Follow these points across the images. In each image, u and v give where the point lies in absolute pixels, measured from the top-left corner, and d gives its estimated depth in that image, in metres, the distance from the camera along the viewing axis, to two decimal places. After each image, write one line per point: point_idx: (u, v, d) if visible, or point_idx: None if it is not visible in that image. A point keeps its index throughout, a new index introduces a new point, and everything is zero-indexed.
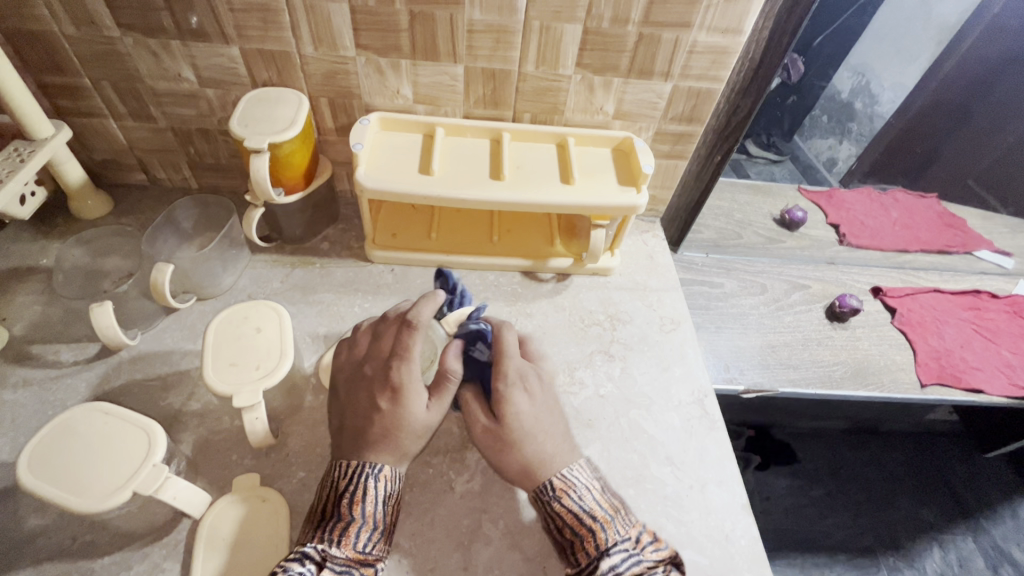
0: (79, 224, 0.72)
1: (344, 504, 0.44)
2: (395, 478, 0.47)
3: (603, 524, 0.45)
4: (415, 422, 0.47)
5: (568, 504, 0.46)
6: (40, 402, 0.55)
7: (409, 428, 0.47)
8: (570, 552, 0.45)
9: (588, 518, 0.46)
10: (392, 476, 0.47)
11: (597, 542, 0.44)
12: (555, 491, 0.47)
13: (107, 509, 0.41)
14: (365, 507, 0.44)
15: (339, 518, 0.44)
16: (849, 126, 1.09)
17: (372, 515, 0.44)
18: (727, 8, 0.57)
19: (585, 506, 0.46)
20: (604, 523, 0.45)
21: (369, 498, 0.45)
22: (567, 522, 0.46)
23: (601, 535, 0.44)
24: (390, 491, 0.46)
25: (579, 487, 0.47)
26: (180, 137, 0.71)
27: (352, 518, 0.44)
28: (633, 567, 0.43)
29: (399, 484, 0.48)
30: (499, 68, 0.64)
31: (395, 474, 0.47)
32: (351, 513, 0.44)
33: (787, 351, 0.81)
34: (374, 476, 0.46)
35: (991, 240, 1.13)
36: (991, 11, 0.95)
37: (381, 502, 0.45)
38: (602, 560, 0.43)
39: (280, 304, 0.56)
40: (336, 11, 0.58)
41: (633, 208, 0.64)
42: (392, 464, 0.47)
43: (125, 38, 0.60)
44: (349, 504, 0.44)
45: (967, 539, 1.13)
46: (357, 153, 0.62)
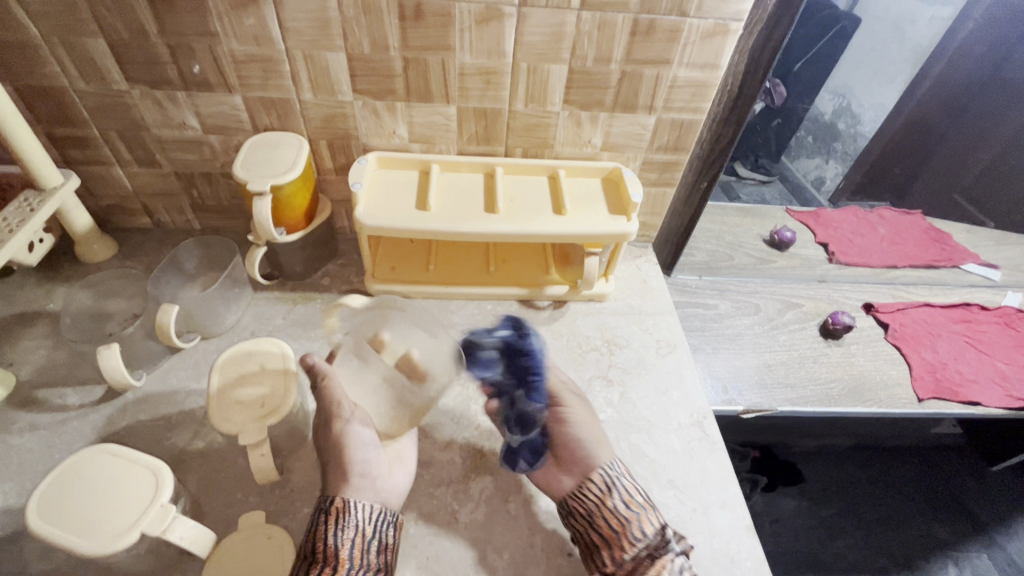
0: (85, 268, 0.74)
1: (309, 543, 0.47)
2: (349, 507, 0.48)
3: (648, 507, 0.52)
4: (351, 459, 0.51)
5: (632, 485, 0.53)
6: (46, 446, 0.56)
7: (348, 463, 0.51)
8: (629, 533, 0.50)
9: (640, 500, 0.53)
10: (343, 507, 0.49)
11: (655, 520, 0.51)
12: (615, 476, 0.53)
13: (113, 552, 0.41)
14: (320, 542, 0.46)
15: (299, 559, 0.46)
16: (834, 146, 1.10)
17: (331, 550, 0.46)
18: (704, 45, 0.61)
19: (634, 490, 0.53)
20: (648, 506, 0.53)
21: (322, 533, 0.47)
22: (617, 510, 0.51)
23: (655, 513, 0.52)
24: (348, 522, 0.48)
25: (625, 476, 0.55)
26: (184, 181, 0.73)
27: (307, 558, 0.46)
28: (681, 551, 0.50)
29: (362, 515, 0.49)
30: (490, 107, 0.67)
31: (348, 504, 0.49)
32: (307, 552, 0.46)
33: (784, 370, 0.82)
34: (325, 510, 0.48)
35: (976, 253, 1.16)
36: (956, 41, 1.00)
37: (336, 535, 0.47)
38: (666, 533, 0.50)
39: (282, 341, 0.57)
40: (334, 59, 0.61)
41: (625, 235, 0.66)
42: (344, 496, 0.49)
43: (133, 91, 0.63)
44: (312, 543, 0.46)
45: (982, 555, 1.11)
46: (356, 191, 0.64)
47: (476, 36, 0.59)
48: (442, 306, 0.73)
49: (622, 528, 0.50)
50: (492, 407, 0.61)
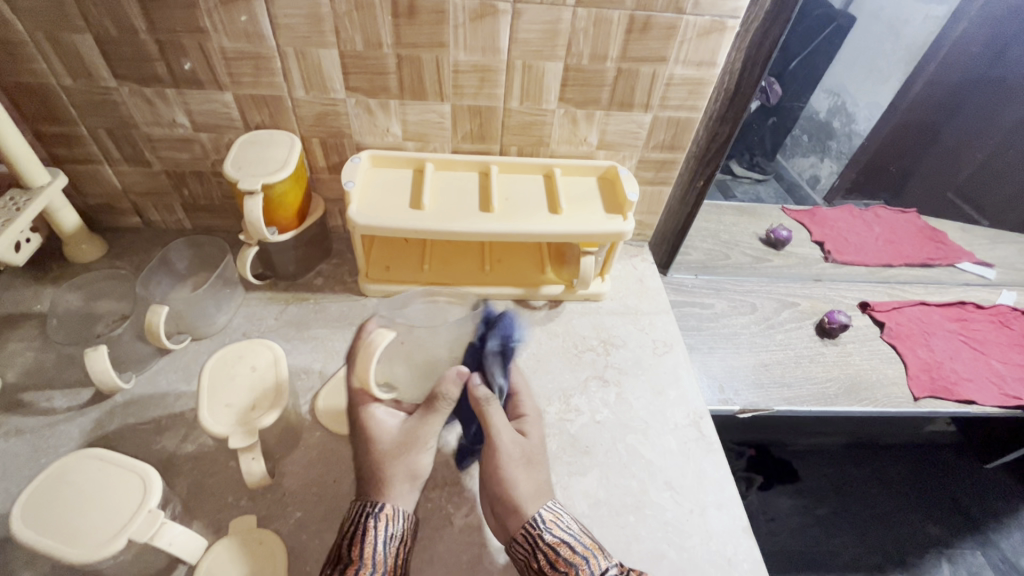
0: (73, 268, 0.73)
1: (350, 547, 0.47)
2: (397, 516, 0.50)
3: (593, 553, 0.48)
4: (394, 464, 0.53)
5: (558, 536, 0.49)
6: (32, 450, 0.55)
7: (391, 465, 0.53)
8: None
9: (578, 547, 0.48)
10: (393, 515, 0.50)
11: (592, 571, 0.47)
12: (545, 523, 0.50)
13: (100, 559, 0.40)
14: (366, 548, 0.47)
15: (342, 561, 0.46)
16: (829, 144, 1.12)
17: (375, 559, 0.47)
18: (700, 43, 0.60)
19: (574, 536, 0.50)
20: (593, 552, 0.48)
21: (370, 538, 0.48)
22: (558, 555, 0.48)
23: (594, 562, 0.47)
24: (393, 531, 0.49)
25: (565, 519, 0.51)
26: (174, 180, 0.72)
27: (354, 562, 0.46)
28: None
29: (404, 525, 0.50)
30: (484, 105, 0.66)
31: (396, 512, 0.50)
32: (353, 556, 0.46)
33: (780, 369, 0.81)
34: (375, 515, 0.49)
35: (971, 252, 1.17)
36: (951, 39, 0.99)
37: (382, 542, 0.48)
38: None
39: (274, 343, 0.57)
40: (326, 55, 0.60)
41: (620, 234, 0.65)
42: (392, 503, 0.51)
43: (121, 88, 0.62)
44: (352, 547, 0.47)
45: (976, 553, 1.11)
46: (349, 190, 0.63)
47: (470, 33, 0.59)
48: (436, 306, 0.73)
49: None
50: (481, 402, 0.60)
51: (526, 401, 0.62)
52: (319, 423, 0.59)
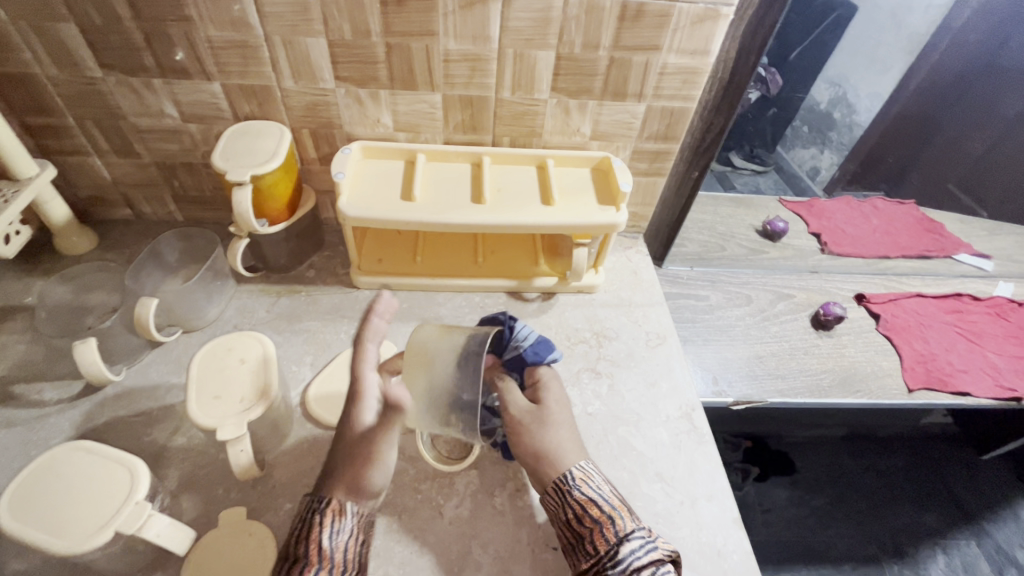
0: (63, 261, 0.72)
1: (298, 545, 0.44)
2: (345, 511, 0.46)
3: (618, 515, 0.47)
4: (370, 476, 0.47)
5: (587, 494, 0.49)
6: (23, 443, 0.55)
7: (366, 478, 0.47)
8: (586, 540, 0.47)
9: (606, 507, 0.48)
10: (341, 510, 0.46)
11: (614, 530, 0.46)
12: (576, 480, 0.49)
13: (88, 550, 0.41)
14: (316, 545, 0.44)
15: (291, 560, 0.43)
16: (830, 135, 1.09)
17: (326, 555, 0.44)
18: (694, 31, 0.59)
19: (604, 496, 0.49)
20: (619, 514, 0.47)
21: (317, 536, 0.44)
22: (585, 512, 0.48)
23: (618, 523, 0.46)
24: (343, 526, 0.45)
25: (596, 480, 0.50)
26: (164, 172, 0.72)
27: (302, 561, 0.43)
28: (648, 556, 0.45)
29: (354, 519, 0.46)
30: (476, 95, 0.65)
31: (345, 507, 0.46)
32: (301, 553, 0.43)
33: (774, 361, 0.81)
34: (323, 510, 0.45)
35: (969, 243, 1.16)
36: (954, 27, 0.98)
37: (330, 538, 0.44)
38: (620, 547, 0.45)
39: (264, 335, 0.56)
40: (314, 45, 0.59)
41: (613, 226, 0.65)
42: (341, 498, 0.46)
43: (107, 78, 0.61)
44: (301, 544, 0.44)
45: (970, 543, 1.12)
46: (339, 181, 0.62)
47: (460, 21, 0.58)
48: (429, 299, 0.72)
49: (583, 535, 0.47)
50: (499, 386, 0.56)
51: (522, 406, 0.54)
52: (310, 414, 0.59)
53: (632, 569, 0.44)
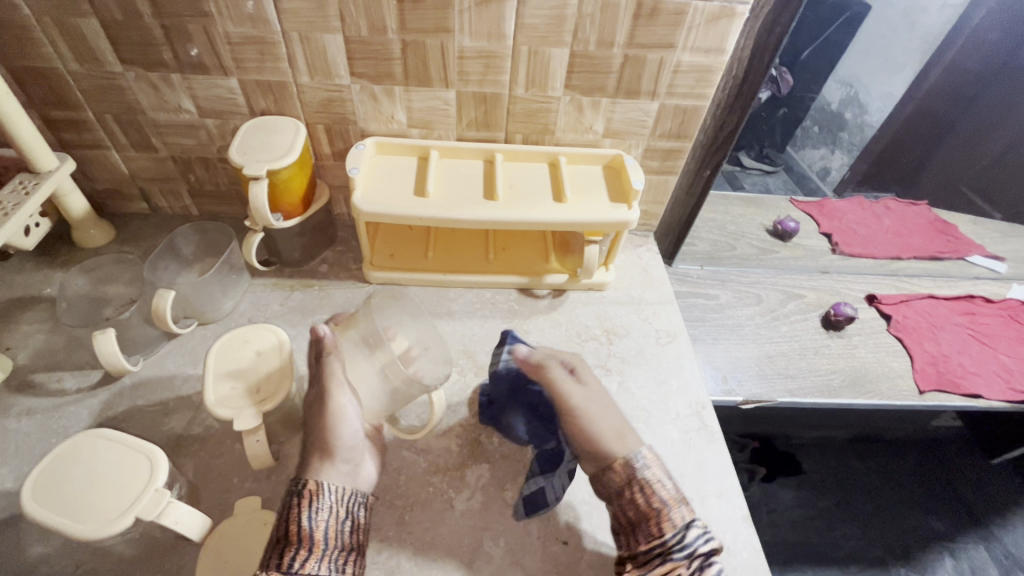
0: (81, 253, 0.73)
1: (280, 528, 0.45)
2: (322, 489, 0.47)
3: (682, 500, 0.48)
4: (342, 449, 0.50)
5: (655, 475, 0.48)
6: (43, 431, 0.56)
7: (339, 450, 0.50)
8: (650, 522, 0.46)
9: (672, 491, 0.48)
10: (318, 489, 0.47)
11: (679, 516, 0.46)
12: (645, 461, 0.49)
13: (110, 535, 0.41)
14: (294, 525, 0.45)
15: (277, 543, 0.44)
16: (840, 135, 1.09)
17: (307, 533, 0.45)
18: (708, 29, 0.59)
19: (668, 479, 0.49)
20: (682, 499, 0.48)
21: (296, 516, 0.46)
22: (652, 494, 0.47)
23: (684, 509, 0.47)
24: (322, 504, 0.47)
25: (659, 462, 0.51)
26: (181, 166, 0.73)
27: (282, 541, 0.44)
28: (708, 545, 0.46)
29: (334, 497, 0.48)
30: (490, 92, 0.66)
31: (324, 486, 0.48)
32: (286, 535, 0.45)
33: (784, 361, 0.81)
34: (300, 493, 0.47)
35: (982, 245, 1.15)
36: (968, 28, 0.97)
37: (309, 517, 0.46)
38: (687, 533, 0.46)
39: (279, 327, 0.57)
40: (331, 41, 0.60)
41: (625, 223, 0.65)
42: (321, 478, 0.48)
43: (127, 73, 0.62)
44: (282, 529, 0.45)
45: (979, 547, 1.11)
46: (353, 177, 0.63)
47: (475, 18, 0.58)
48: (440, 294, 0.73)
49: (648, 518, 0.47)
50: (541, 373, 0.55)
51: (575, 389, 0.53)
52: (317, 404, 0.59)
53: (696, 555, 0.45)
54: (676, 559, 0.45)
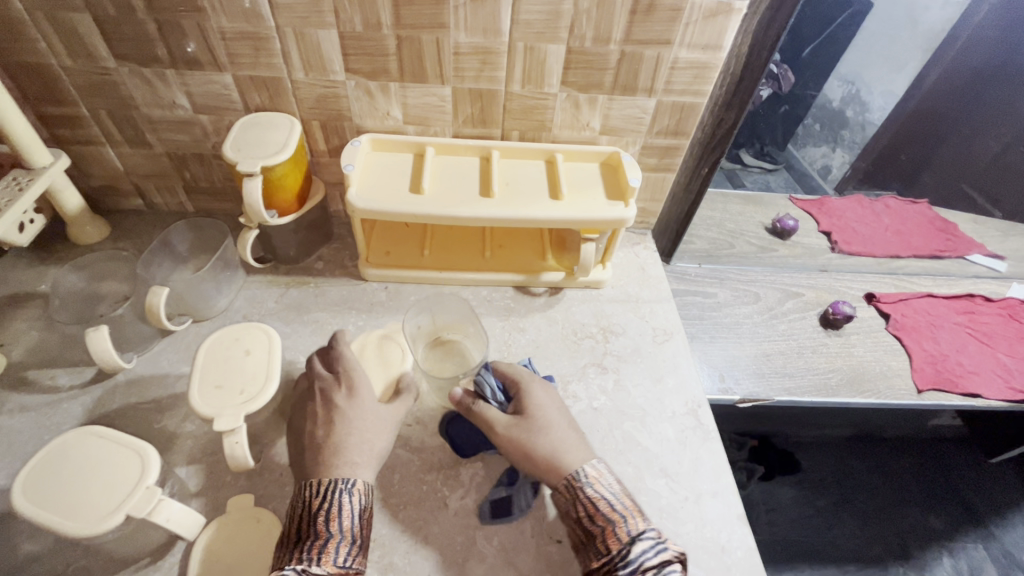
0: (77, 249, 0.73)
1: (321, 522, 0.46)
2: (366, 490, 0.49)
3: (630, 515, 0.47)
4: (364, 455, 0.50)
5: (599, 492, 0.49)
6: (36, 428, 0.56)
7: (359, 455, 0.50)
8: (598, 540, 0.47)
9: (617, 506, 0.48)
10: (362, 489, 0.49)
11: (626, 530, 0.46)
12: (587, 478, 0.49)
13: (100, 533, 0.41)
14: (338, 520, 0.46)
15: (319, 537, 0.45)
16: (842, 134, 1.09)
17: (349, 530, 0.46)
18: (705, 25, 0.59)
19: (614, 494, 0.49)
20: (631, 514, 0.48)
21: (341, 512, 0.46)
22: (596, 510, 0.48)
23: (630, 523, 0.46)
24: (363, 504, 0.48)
25: (608, 478, 0.50)
26: (176, 162, 0.72)
27: (324, 534, 0.45)
28: (659, 557, 0.45)
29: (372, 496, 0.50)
30: (485, 88, 0.65)
31: (366, 487, 0.49)
32: (330, 530, 0.45)
33: (782, 360, 0.81)
34: (348, 491, 0.48)
35: (982, 243, 1.15)
36: (970, 26, 0.97)
37: (354, 515, 0.47)
38: (633, 547, 0.45)
39: (271, 328, 0.56)
40: (325, 37, 0.59)
41: (622, 221, 0.65)
42: (361, 477, 0.49)
43: (121, 69, 0.61)
44: (325, 522, 0.46)
45: (978, 547, 1.11)
46: (348, 173, 0.62)
47: (471, 14, 0.58)
48: (436, 292, 0.72)
49: (596, 534, 0.47)
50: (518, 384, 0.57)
51: (534, 394, 0.56)
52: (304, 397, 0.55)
53: (644, 569, 0.44)
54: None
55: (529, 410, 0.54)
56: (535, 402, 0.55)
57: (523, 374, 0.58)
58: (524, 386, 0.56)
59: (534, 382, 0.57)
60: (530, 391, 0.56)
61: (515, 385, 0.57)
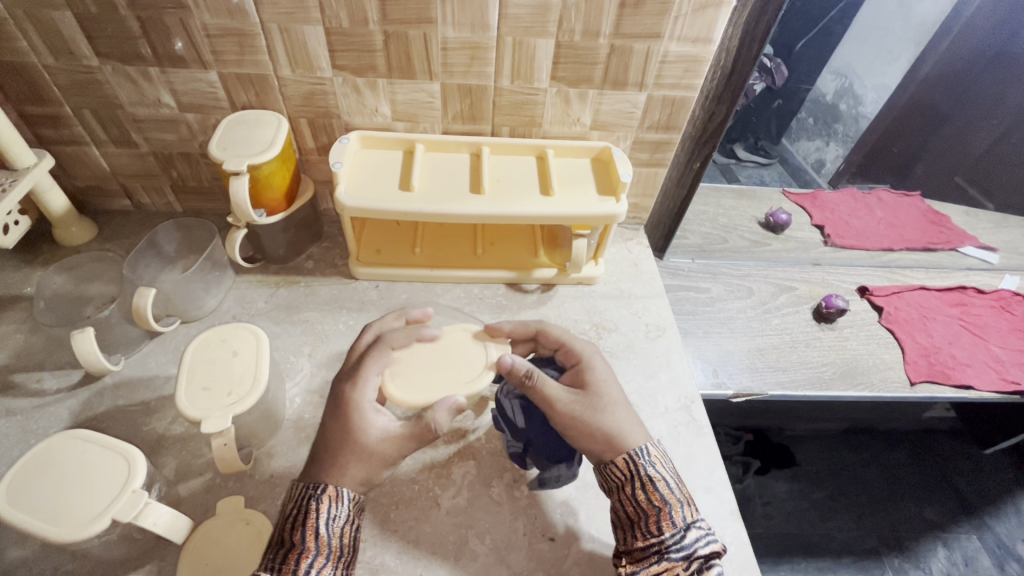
0: (63, 251, 0.72)
1: (289, 530, 0.44)
2: (342, 497, 0.46)
3: (685, 502, 0.47)
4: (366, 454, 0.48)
5: (660, 474, 0.48)
6: (22, 432, 0.55)
7: (359, 454, 0.48)
8: (650, 519, 0.47)
9: (675, 492, 0.48)
10: (337, 497, 0.46)
11: (681, 516, 0.46)
12: (649, 457, 0.49)
13: (85, 538, 0.41)
14: (309, 530, 0.44)
15: (285, 547, 0.44)
16: (835, 127, 1.10)
17: (317, 540, 0.44)
18: (695, 18, 0.58)
19: (673, 480, 0.48)
20: (686, 500, 0.47)
21: (313, 521, 0.45)
22: (653, 491, 0.47)
23: (686, 509, 0.47)
24: (339, 511, 0.46)
25: (666, 461, 0.50)
26: (163, 162, 0.72)
27: (292, 545, 0.44)
28: (710, 547, 0.45)
29: (351, 504, 0.47)
30: (474, 84, 0.65)
31: (340, 494, 0.46)
32: (296, 539, 0.44)
33: (775, 354, 0.81)
34: (318, 497, 0.46)
35: (974, 236, 1.15)
36: (962, 16, 0.97)
37: (326, 524, 0.45)
38: (688, 533, 0.45)
39: (259, 328, 0.56)
40: (310, 33, 0.58)
41: (613, 217, 0.64)
42: (336, 484, 0.47)
43: (104, 67, 0.61)
44: (293, 530, 0.44)
45: (971, 537, 1.12)
46: (337, 171, 0.62)
47: (458, 8, 0.57)
48: (428, 290, 0.72)
49: (648, 514, 0.47)
50: (524, 376, 0.53)
51: (597, 368, 0.55)
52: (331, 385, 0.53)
53: (695, 556, 0.45)
54: (673, 559, 0.45)
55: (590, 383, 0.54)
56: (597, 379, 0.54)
57: (582, 350, 0.57)
58: (585, 361, 0.56)
59: (595, 357, 0.56)
60: (591, 366, 0.55)
61: (575, 358, 0.56)
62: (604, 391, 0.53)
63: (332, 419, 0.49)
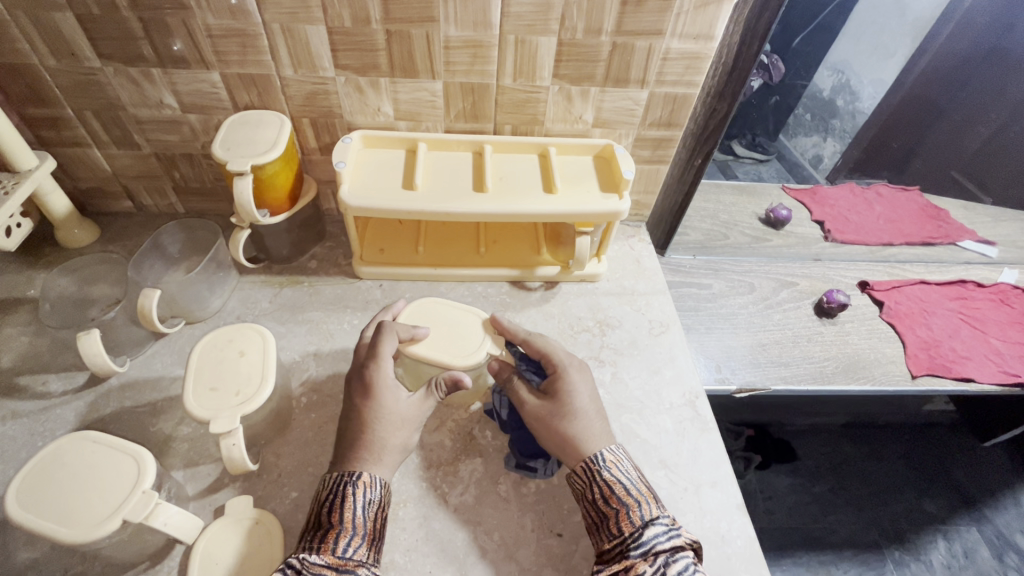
0: (65, 253, 0.72)
1: (325, 513, 0.46)
2: (375, 482, 0.48)
3: (644, 500, 0.47)
4: (380, 446, 0.50)
5: (616, 476, 0.49)
6: (29, 434, 0.55)
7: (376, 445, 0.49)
8: (611, 521, 0.47)
9: (633, 491, 0.48)
10: (371, 482, 0.48)
11: (639, 514, 0.46)
12: (605, 462, 0.50)
13: (97, 539, 0.41)
14: (345, 513, 0.46)
15: (323, 528, 0.45)
16: (832, 123, 1.10)
17: (352, 521, 0.45)
18: (697, 15, 0.58)
19: (632, 480, 0.49)
20: (645, 499, 0.47)
21: (347, 504, 0.46)
22: (611, 493, 0.48)
23: (644, 508, 0.47)
24: (372, 496, 0.47)
25: (625, 464, 0.50)
26: (165, 163, 0.71)
27: (330, 526, 0.45)
28: (671, 542, 0.45)
29: (382, 490, 0.48)
30: (477, 83, 0.65)
31: (374, 479, 0.48)
32: (333, 521, 0.45)
33: (777, 349, 0.81)
34: (353, 482, 0.47)
35: (973, 230, 1.15)
36: (959, 11, 0.97)
37: (360, 506, 0.46)
38: (645, 530, 0.45)
39: (265, 328, 0.56)
40: (313, 32, 0.58)
41: (616, 214, 0.64)
42: (371, 470, 0.49)
43: (106, 69, 0.60)
44: (329, 513, 0.46)
45: (971, 529, 1.12)
46: (340, 171, 0.62)
47: (461, 7, 0.57)
48: (432, 289, 0.72)
49: (609, 516, 0.47)
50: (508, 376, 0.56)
51: (573, 377, 0.54)
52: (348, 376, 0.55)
53: (656, 552, 0.44)
54: (633, 557, 0.44)
55: (562, 392, 0.53)
56: (573, 388, 0.54)
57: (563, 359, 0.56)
58: (561, 370, 0.55)
59: (573, 366, 0.56)
60: (569, 377, 0.54)
61: (553, 366, 0.56)
62: (577, 401, 0.53)
63: (353, 409, 0.51)
